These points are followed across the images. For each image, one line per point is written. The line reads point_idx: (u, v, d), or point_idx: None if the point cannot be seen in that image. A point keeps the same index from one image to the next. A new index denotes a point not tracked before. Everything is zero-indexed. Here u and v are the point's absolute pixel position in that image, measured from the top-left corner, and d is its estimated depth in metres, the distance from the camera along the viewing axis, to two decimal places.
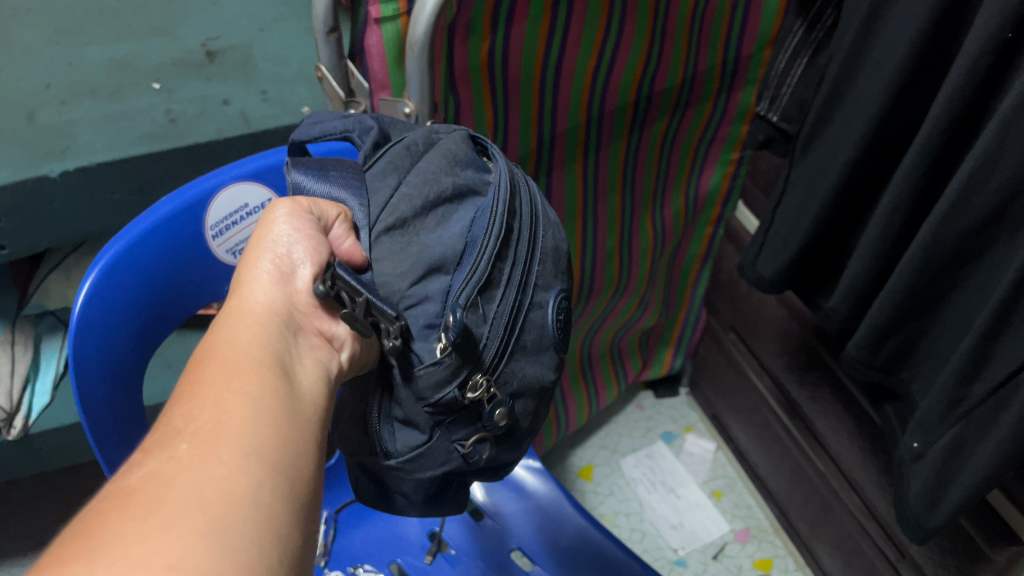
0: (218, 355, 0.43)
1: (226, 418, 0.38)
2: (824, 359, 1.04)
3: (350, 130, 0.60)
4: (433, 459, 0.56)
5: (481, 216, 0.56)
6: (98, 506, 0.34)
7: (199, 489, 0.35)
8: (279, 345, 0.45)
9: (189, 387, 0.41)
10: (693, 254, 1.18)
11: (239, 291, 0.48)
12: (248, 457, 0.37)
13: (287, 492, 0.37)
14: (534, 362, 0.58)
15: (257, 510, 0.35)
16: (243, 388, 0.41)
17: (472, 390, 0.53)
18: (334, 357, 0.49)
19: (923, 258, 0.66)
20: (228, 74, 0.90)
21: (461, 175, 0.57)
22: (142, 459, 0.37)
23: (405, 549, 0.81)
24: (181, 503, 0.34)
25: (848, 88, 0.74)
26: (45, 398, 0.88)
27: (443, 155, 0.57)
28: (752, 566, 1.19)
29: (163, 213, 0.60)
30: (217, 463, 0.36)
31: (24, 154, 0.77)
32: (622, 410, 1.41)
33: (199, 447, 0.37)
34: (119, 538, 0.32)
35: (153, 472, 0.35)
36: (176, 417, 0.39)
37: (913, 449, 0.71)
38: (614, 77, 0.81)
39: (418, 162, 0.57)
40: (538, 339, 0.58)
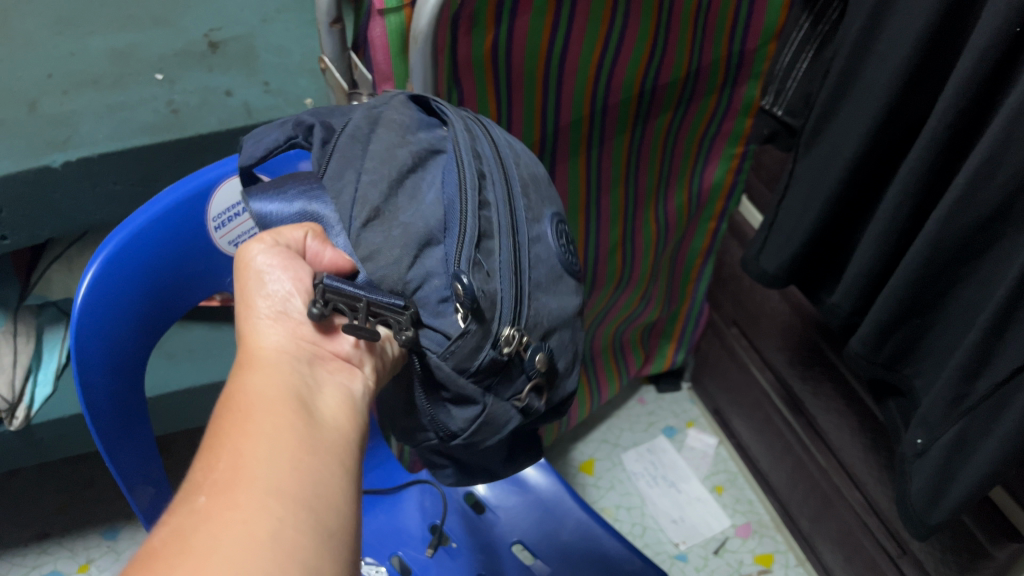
0: (231, 405, 0.43)
1: (241, 463, 0.39)
2: (826, 355, 1.04)
3: (295, 134, 0.58)
4: (494, 426, 0.56)
5: (451, 175, 0.57)
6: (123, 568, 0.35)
7: (220, 539, 0.35)
8: (295, 379, 0.45)
9: (207, 441, 0.41)
10: (696, 248, 1.18)
11: (242, 340, 0.48)
12: (268, 498, 0.37)
13: (310, 525, 0.38)
14: (549, 297, 0.60)
15: (280, 550, 0.36)
16: (257, 430, 0.41)
17: (507, 345, 0.54)
18: (355, 377, 0.50)
19: (929, 253, 0.66)
20: (230, 65, 0.90)
21: (415, 141, 0.57)
22: (167, 517, 0.37)
23: (406, 542, 0.82)
24: (201, 554, 0.34)
25: (854, 82, 0.73)
26: (47, 389, 0.89)
27: (393, 128, 0.56)
28: (753, 561, 1.19)
29: (165, 204, 0.60)
30: (236, 510, 0.37)
31: (26, 144, 0.77)
32: (623, 404, 1.40)
33: (216, 497, 0.37)
34: None
35: (176, 529, 0.36)
36: (196, 473, 0.40)
37: (916, 445, 0.71)
38: (619, 70, 0.81)
39: (370, 140, 0.55)
40: (542, 273, 0.60)
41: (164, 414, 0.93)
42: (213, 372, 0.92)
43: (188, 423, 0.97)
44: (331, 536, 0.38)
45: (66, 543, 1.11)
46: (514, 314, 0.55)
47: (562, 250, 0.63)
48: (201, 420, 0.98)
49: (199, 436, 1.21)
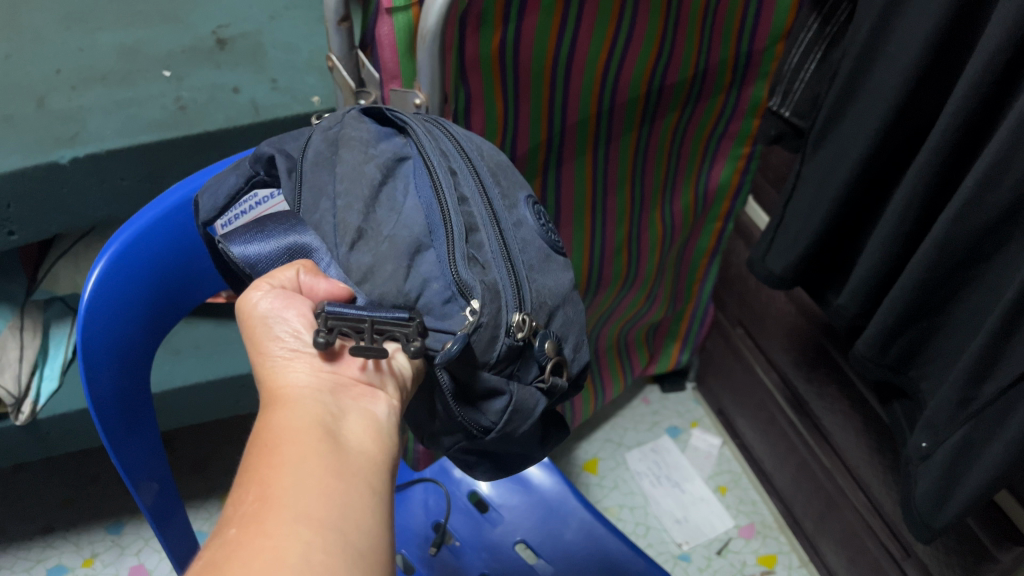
0: (257, 439, 0.43)
1: (269, 492, 0.39)
2: (831, 356, 1.04)
3: (255, 172, 0.60)
4: (527, 411, 0.56)
5: (422, 179, 0.57)
6: None
7: (251, 567, 0.35)
8: (317, 409, 0.45)
9: (235, 475, 0.41)
10: (702, 249, 1.17)
11: (262, 381, 0.48)
12: (296, 524, 0.37)
13: (343, 547, 0.38)
14: (547, 274, 0.60)
15: (313, 573, 0.36)
16: (282, 459, 0.41)
17: (519, 330, 0.54)
18: (379, 400, 0.50)
19: (936, 256, 0.66)
20: (238, 62, 0.90)
21: (378, 152, 0.58)
22: (199, 551, 0.37)
23: (409, 540, 0.82)
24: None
25: (862, 83, 0.73)
26: (53, 384, 0.89)
27: (355, 143, 0.57)
28: (756, 562, 1.19)
29: (172, 202, 0.61)
30: (266, 538, 0.37)
31: (34, 139, 0.77)
32: (627, 404, 1.40)
33: (245, 525, 0.37)
34: None
35: (209, 562, 0.36)
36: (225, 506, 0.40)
37: (921, 448, 0.70)
38: (626, 70, 0.81)
39: (335, 161, 0.57)
40: (536, 255, 0.60)
41: (170, 410, 0.94)
42: (218, 368, 0.92)
43: (194, 420, 0.97)
44: (364, 558, 0.38)
45: (71, 537, 1.12)
46: (519, 300, 0.55)
47: (545, 230, 0.62)
48: (206, 416, 0.98)
49: (204, 432, 1.21)
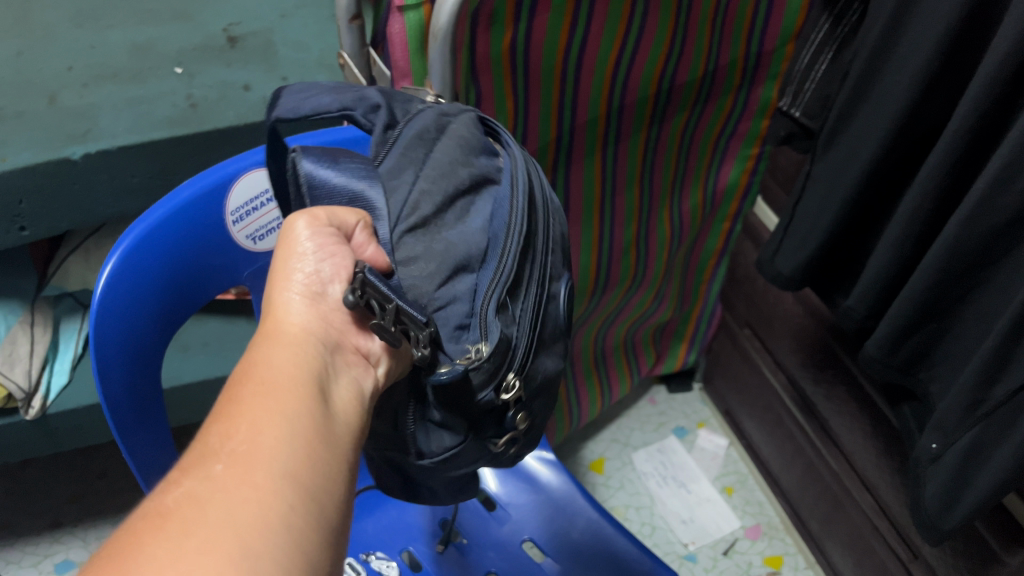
0: (253, 375, 0.42)
1: (261, 439, 0.38)
2: (840, 358, 1.04)
3: (351, 107, 0.55)
4: (465, 458, 0.58)
5: (500, 209, 0.55)
6: (133, 526, 0.34)
7: (234, 513, 0.35)
8: (318, 365, 0.45)
9: (224, 407, 0.41)
10: (710, 248, 1.17)
11: (271, 314, 0.47)
12: (282, 482, 0.37)
13: (319, 519, 0.37)
14: (552, 354, 0.60)
15: (288, 537, 0.35)
16: (278, 408, 0.40)
17: (506, 391, 0.54)
18: (370, 374, 0.49)
19: (947, 257, 0.65)
20: (249, 60, 0.91)
21: (476, 164, 0.56)
22: (178, 478, 0.37)
23: (417, 537, 0.81)
24: (214, 528, 0.34)
25: (873, 84, 0.73)
26: (63, 379, 0.90)
27: (458, 144, 0.55)
28: (762, 563, 1.19)
29: (184, 197, 0.60)
30: (250, 487, 0.36)
31: (46, 136, 0.78)
32: (634, 404, 1.40)
33: (233, 466, 0.37)
34: (154, 561, 0.32)
35: (189, 493, 0.35)
36: (211, 436, 0.39)
37: (930, 450, 0.70)
38: (636, 69, 0.81)
39: (434, 148, 0.55)
40: (553, 329, 0.59)
41: (179, 407, 0.94)
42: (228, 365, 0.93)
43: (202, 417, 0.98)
44: (331, 537, 0.38)
45: (79, 532, 1.12)
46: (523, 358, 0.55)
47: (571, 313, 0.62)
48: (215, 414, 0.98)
49: None
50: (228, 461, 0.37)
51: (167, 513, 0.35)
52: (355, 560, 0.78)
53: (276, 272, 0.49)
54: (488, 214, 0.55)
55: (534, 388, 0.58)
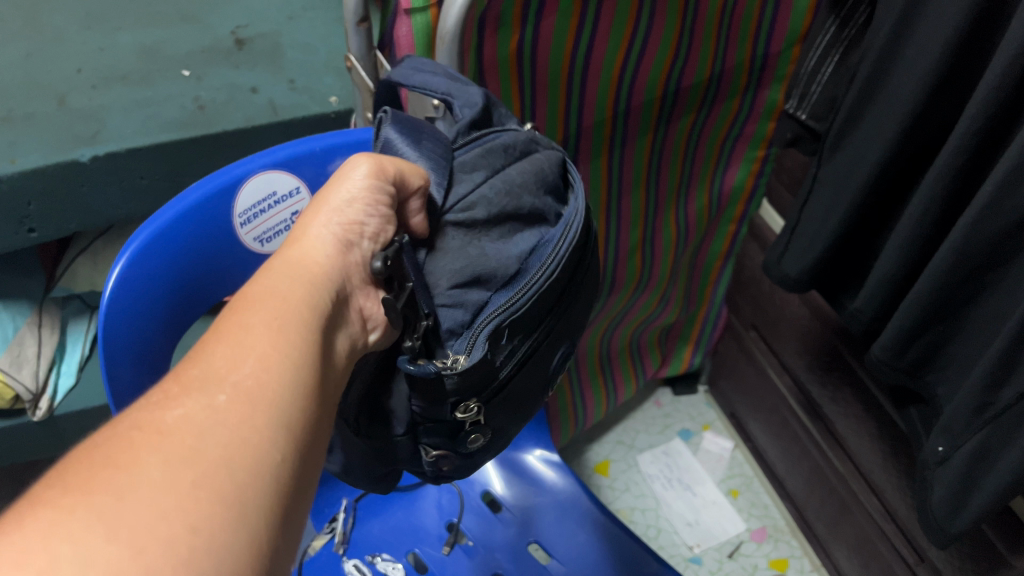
0: (269, 306, 0.43)
1: (266, 378, 0.39)
2: (845, 359, 1.03)
3: (452, 96, 0.56)
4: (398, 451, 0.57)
5: (542, 248, 0.56)
6: (128, 437, 0.35)
7: (229, 449, 0.35)
8: (330, 318, 0.46)
9: (234, 329, 0.41)
10: (715, 250, 1.17)
11: (301, 247, 0.48)
12: (277, 431, 0.38)
13: (297, 476, 0.38)
14: (515, 409, 0.61)
15: (272, 486, 0.36)
16: (292, 353, 0.41)
17: (461, 411, 0.55)
18: (362, 337, 0.50)
19: (954, 260, 0.65)
20: (256, 62, 0.91)
21: (541, 200, 0.57)
22: (178, 395, 0.37)
23: (423, 539, 0.82)
24: (211, 457, 0.35)
25: (881, 86, 0.73)
26: (71, 380, 0.90)
27: (533, 172, 0.56)
28: (768, 565, 1.19)
29: (192, 200, 0.60)
30: (248, 428, 0.37)
31: (55, 138, 0.78)
32: (639, 406, 1.40)
33: (238, 401, 0.37)
34: (149, 484, 0.33)
35: (188, 417, 0.36)
36: (219, 359, 0.40)
37: (937, 453, 0.70)
38: (642, 72, 0.81)
39: (510, 164, 0.56)
40: (529, 382, 0.61)
41: None
42: None
43: None
44: (301, 499, 0.38)
45: None
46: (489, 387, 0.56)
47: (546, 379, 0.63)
48: None
49: None
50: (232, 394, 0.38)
51: (166, 431, 0.35)
52: (360, 561, 0.78)
53: (316, 204, 0.50)
54: (530, 246, 0.56)
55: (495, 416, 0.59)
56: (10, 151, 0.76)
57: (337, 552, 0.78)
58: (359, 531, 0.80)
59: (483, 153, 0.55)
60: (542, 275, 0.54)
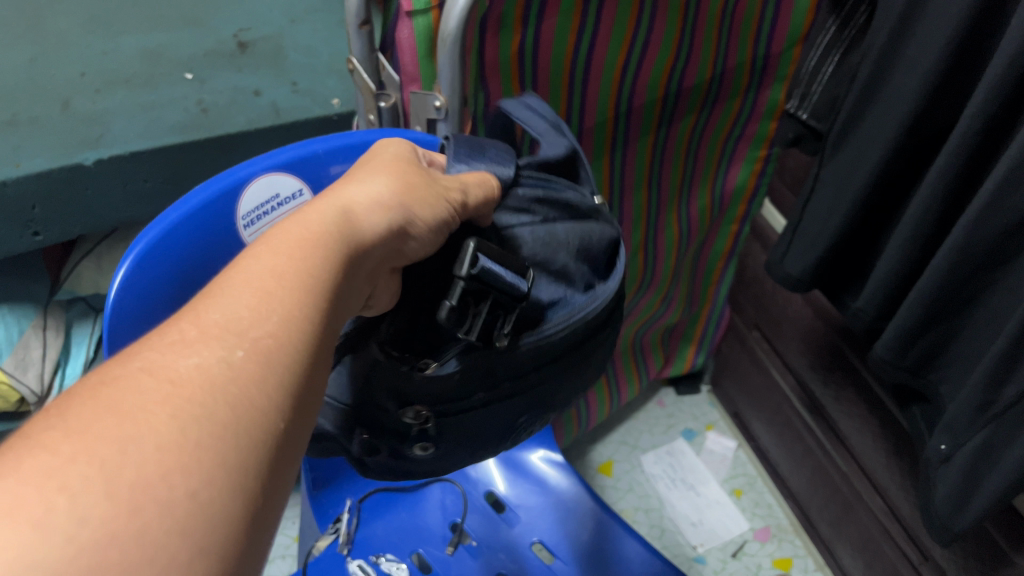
0: (305, 259, 0.40)
1: (284, 343, 0.36)
2: (848, 358, 1.03)
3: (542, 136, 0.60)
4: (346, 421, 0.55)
5: (562, 307, 0.57)
6: (132, 382, 0.32)
7: (236, 409, 0.33)
8: (349, 302, 0.42)
9: (261, 277, 0.38)
10: (718, 249, 1.18)
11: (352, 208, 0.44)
12: (283, 399, 0.35)
13: (295, 448, 0.36)
14: (469, 445, 0.60)
15: (271, 456, 0.33)
16: (317, 343, 0.38)
17: (410, 416, 0.54)
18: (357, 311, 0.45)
19: (956, 259, 0.66)
20: (259, 65, 0.91)
21: (576, 268, 0.59)
22: (192, 341, 0.34)
23: (427, 539, 0.81)
24: (219, 419, 0.32)
25: (881, 86, 0.73)
26: (74, 382, 0.89)
27: (579, 238, 0.59)
28: (772, 565, 1.19)
29: (195, 203, 0.60)
30: (259, 390, 0.34)
31: (59, 141, 0.78)
32: (642, 407, 1.40)
33: (255, 362, 0.35)
34: (150, 437, 0.30)
35: (201, 367, 0.33)
36: (243, 306, 0.37)
37: (940, 451, 0.70)
38: (644, 72, 0.81)
39: (559, 221, 0.59)
40: (499, 429, 0.61)
41: None
42: None
43: None
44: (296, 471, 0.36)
45: None
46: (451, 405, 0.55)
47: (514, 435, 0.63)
48: None
49: None
50: (249, 351, 0.35)
51: (177, 382, 0.33)
52: (365, 560, 0.77)
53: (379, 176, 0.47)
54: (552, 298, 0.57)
55: (444, 439, 0.58)
56: (14, 155, 0.76)
57: (342, 552, 0.77)
58: (364, 531, 0.80)
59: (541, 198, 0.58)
60: (562, 328, 0.56)
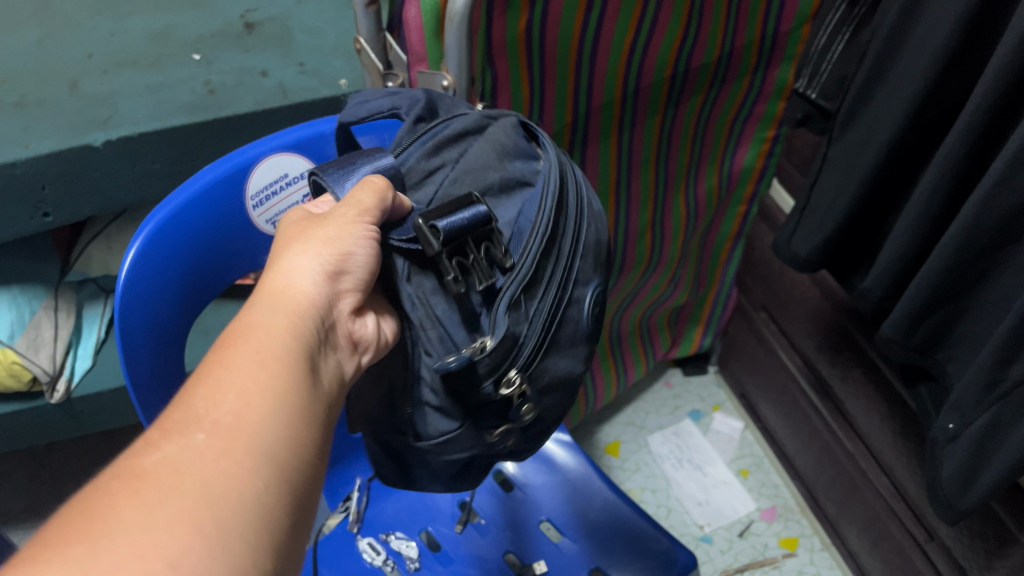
0: (252, 338, 0.43)
1: (245, 411, 0.39)
2: (856, 340, 1.03)
3: (398, 106, 0.60)
4: (461, 444, 0.57)
5: (527, 208, 0.56)
6: (107, 483, 0.35)
7: (207, 484, 0.35)
8: (310, 344, 0.45)
9: (213, 369, 0.41)
10: (726, 231, 1.18)
11: (284, 276, 0.48)
12: (258, 460, 0.38)
13: (289, 504, 0.38)
14: (567, 356, 0.59)
15: (254, 518, 0.36)
16: (270, 382, 0.41)
17: (506, 386, 0.54)
18: (355, 359, 0.50)
19: (965, 238, 0.65)
20: (266, 46, 0.91)
21: (509, 168, 0.57)
22: (157, 440, 0.37)
23: (436, 518, 0.82)
24: (190, 496, 0.35)
25: (891, 65, 0.73)
26: (87, 363, 0.91)
27: (491, 147, 0.57)
28: (778, 544, 1.19)
29: (203, 183, 0.61)
30: (227, 460, 0.37)
31: (67, 122, 0.79)
32: (650, 388, 1.41)
33: (215, 439, 0.37)
34: (124, 525, 0.33)
35: (167, 458, 0.36)
36: (198, 399, 0.39)
37: (948, 430, 0.70)
38: (651, 52, 0.81)
39: (468, 149, 0.57)
40: (572, 333, 0.58)
41: None
42: None
43: None
44: (290, 526, 0.38)
45: None
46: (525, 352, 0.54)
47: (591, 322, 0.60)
48: None
49: None
50: (210, 432, 0.38)
51: (143, 475, 0.35)
52: (373, 539, 0.79)
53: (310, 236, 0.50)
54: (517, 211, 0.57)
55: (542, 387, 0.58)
56: (24, 136, 0.77)
57: (352, 530, 0.79)
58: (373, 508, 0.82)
59: (433, 150, 0.56)
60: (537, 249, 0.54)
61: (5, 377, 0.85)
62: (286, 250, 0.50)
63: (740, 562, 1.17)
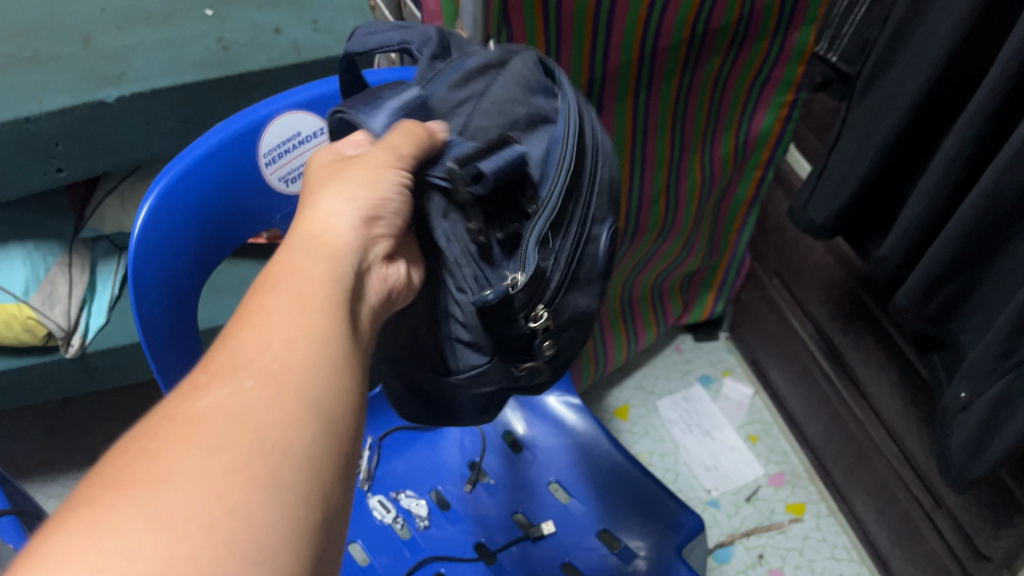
0: (294, 279, 0.41)
1: (291, 356, 0.37)
2: (870, 308, 1.02)
3: (409, 41, 0.56)
4: (491, 378, 0.58)
5: (555, 147, 0.55)
6: (153, 430, 0.33)
7: (256, 431, 0.33)
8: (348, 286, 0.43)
9: (254, 311, 0.39)
10: (741, 196, 1.16)
11: (315, 216, 0.46)
12: (309, 410, 0.35)
13: (341, 455, 0.36)
14: (586, 292, 0.59)
15: (307, 466, 0.34)
16: (312, 327, 0.39)
17: (534, 320, 0.54)
18: (388, 301, 0.48)
19: (985, 206, 0.64)
20: (279, 3, 0.90)
21: (534, 103, 0.56)
22: (205, 384, 0.35)
23: (445, 477, 0.83)
24: (236, 447, 0.32)
25: (915, 28, 0.71)
26: (101, 319, 0.92)
27: (515, 82, 0.55)
28: (785, 509, 1.20)
29: (214, 142, 0.60)
30: (278, 410, 0.35)
31: (80, 77, 0.78)
32: (660, 351, 1.42)
33: (264, 386, 0.35)
34: (174, 472, 0.31)
35: (216, 403, 0.34)
36: (242, 345, 0.38)
37: (959, 398, 0.70)
38: (669, 13, 0.80)
39: (491, 83, 0.55)
40: (590, 269, 0.58)
41: None
42: None
43: None
44: (348, 481, 0.36)
45: None
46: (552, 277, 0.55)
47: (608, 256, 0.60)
48: None
49: None
50: (257, 378, 0.36)
51: (194, 422, 0.33)
52: (384, 496, 0.80)
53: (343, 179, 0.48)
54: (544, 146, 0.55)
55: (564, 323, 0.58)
56: (38, 91, 0.76)
57: (364, 488, 0.80)
58: (386, 466, 0.82)
59: (459, 82, 0.55)
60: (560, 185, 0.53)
61: (20, 333, 0.85)
62: (316, 192, 0.48)
63: (746, 527, 1.18)
